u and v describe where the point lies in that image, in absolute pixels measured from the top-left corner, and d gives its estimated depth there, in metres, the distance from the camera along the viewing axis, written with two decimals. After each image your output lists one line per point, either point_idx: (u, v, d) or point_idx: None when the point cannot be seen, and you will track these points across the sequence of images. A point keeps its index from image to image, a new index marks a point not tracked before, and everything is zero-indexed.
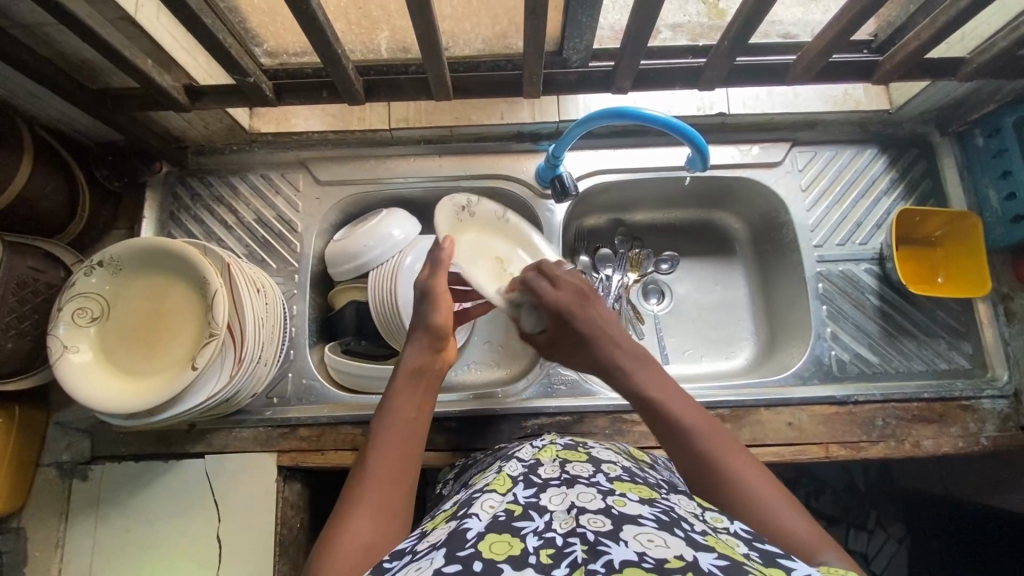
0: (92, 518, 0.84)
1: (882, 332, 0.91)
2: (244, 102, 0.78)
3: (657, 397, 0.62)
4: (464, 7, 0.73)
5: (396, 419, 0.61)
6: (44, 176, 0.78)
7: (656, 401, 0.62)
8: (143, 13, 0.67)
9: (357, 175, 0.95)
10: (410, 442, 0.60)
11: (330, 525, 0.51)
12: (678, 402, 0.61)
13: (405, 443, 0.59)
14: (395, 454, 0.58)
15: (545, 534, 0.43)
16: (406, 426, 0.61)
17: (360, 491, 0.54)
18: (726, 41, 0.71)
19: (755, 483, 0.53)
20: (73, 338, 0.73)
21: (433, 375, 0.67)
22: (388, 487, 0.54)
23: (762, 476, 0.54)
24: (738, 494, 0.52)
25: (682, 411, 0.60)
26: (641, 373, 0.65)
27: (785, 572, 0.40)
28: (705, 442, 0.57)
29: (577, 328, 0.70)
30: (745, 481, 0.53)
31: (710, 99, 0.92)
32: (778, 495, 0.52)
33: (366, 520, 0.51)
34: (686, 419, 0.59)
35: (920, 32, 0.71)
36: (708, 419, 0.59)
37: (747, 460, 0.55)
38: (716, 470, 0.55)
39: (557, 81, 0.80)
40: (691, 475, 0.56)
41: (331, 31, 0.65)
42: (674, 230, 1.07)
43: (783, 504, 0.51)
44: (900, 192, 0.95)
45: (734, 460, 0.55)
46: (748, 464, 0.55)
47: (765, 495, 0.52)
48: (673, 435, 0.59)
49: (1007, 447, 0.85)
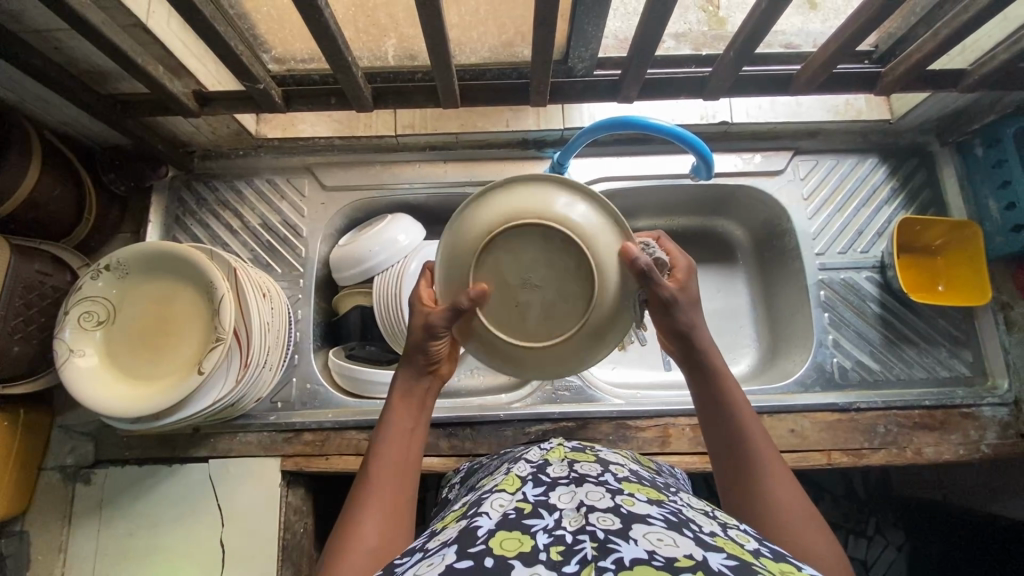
0: (94, 521, 0.84)
1: (883, 339, 0.92)
2: (254, 109, 0.78)
3: (721, 384, 0.61)
4: (471, 16, 0.74)
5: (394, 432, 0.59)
6: (51, 179, 0.79)
7: (719, 389, 0.61)
8: (156, 20, 0.67)
9: (363, 180, 0.96)
10: (411, 452, 0.58)
11: (334, 539, 0.51)
12: (738, 403, 0.60)
13: (406, 456, 0.58)
14: (394, 463, 0.57)
15: (555, 531, 0.43)
16: (406, 437, 0.59)
17: (361, 504, 0.53)
18: (731, 52, 0.72)
19: (785, 496, 0.53)
20: (80, 342, 0.73)
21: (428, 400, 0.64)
22: (391, 507, 0.54)
23: (795, 491, 0.54)
24: (766, 501, 0.53)
25: (740, 409, 0.59)
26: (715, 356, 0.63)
27: (796, 568, 0.41)
28: (749, 444, 0.57)
29: (694, 288, 0.63)
30: (775, 492, 0.53)
31: (714, 108, 0.93)
32: (804, 512, 0.52)
33: (369, 533, 0.51)
34: (739, 418, 0.58)
35: (923, 44, 0.72)
36: (760, 427, 0.58)
37: (785, 475, 0.55)
38: (749, 473, 0.55)
39: (564, 89, 0.81)
40: (723, 469, 0.57)
41: (342, 39, 0.66)
42: (677, 236, 1.08)
43: (806, 522, 0.51)
44: (900, 201, 0.96)
45: (772, 473, 0.55)
46: (785, 476, 0.55)
47: (788, 508, 0.52)
48: (720, 429, 0.59)
49: (1007, 455, 0.85)
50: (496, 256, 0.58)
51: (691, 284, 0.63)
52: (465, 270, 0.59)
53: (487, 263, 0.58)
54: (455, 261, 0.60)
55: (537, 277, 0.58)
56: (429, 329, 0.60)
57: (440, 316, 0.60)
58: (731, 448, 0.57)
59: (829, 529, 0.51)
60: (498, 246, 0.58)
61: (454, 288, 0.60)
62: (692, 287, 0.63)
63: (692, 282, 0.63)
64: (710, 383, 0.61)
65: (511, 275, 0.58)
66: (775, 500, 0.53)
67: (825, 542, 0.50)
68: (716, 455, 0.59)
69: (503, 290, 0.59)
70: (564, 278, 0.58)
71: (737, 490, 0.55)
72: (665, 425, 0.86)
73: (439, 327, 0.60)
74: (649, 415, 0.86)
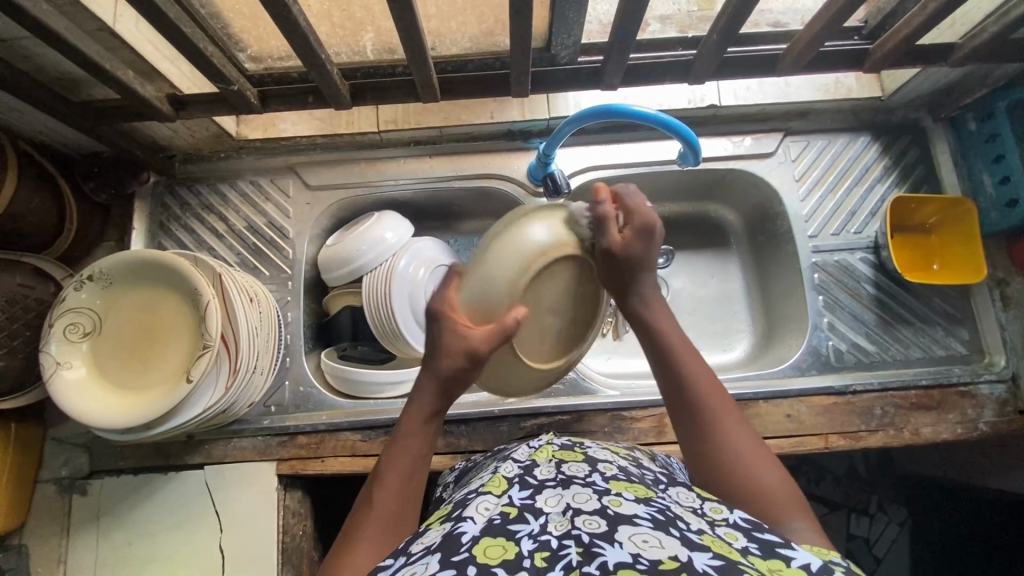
0: (92, 532, 0.84)
1: (879, 320, 0.91)
2: (229, 110, 0.77)
3: (674, 353, 0.61)
4: (449, 7, 0.72)
5: (401, 454, 0.59)
6: (29, 191, 0.77)
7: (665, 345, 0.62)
8: (123, 24, 0.66)
9: (347, 179, 0.95)
10: (416, 475, 0.58)
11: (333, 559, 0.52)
12: (688, 356, 0.61)
13: (410, 478, 0.58)
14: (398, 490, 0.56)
15: (540, 537, 0.42)
16: (413, 461, 0.59)
17: (361, 525, 0.54)
18: (715, 35, 0.70)
19: (756, 462, 0.55)
20: (67, 354, 0.73)
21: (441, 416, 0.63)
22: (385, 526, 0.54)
23: (755, 448, 0.56)
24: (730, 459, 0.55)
25: (699, 375, 0.60)
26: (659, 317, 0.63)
27: (785, 562, 0.41)
28: (712, 411, 0.58)
29: (637, 252, 0.60)
30: (747, 460, 0.55)
31: (701, 91, 0.91)
32: (774, 474, 0.54)
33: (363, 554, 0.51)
34: (689, 373, 0.60)
35: (910, 19, 0.70)
36: (711, 374, 0.61)
37: (741, 427, 0.58)
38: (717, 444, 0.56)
39: (548, 78, 0.79)
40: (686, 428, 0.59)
41: (314, 37, 0.64)
42: (669, 223, 1.07)
43: (772, 474, 0.54)
44: (893, 180, 0.94)
45: (729, 425, 0.57)
46: (752, 443, 0.56)
47: (764, 478, 0.54)
48: (682, 402, 0.59)
49: (1005, 432, 0.85)
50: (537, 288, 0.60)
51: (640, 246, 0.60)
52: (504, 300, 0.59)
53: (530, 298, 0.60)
54: (500, 274, 0.58)
55: (563, 305, 0.63)
56: (473, 357, 0.59)
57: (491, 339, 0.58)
58: (695, 416, 0.58)
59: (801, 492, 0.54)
60: (547, 271, 0.59)
61: (490, 311, 0.59)
62: (638, 248, 0.60)
63: (638, 245, 0.60)
64: (662, 355, 0.61)
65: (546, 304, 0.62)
66: (750, 470, 0.54)
67: (782, 487, 0.54)
68: (681, 429, 0.59)
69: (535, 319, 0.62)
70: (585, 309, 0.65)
71: (707, 462, 0.56)
72: (660, 415, 0.85)
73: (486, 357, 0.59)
74: (644, 405, 0.86)
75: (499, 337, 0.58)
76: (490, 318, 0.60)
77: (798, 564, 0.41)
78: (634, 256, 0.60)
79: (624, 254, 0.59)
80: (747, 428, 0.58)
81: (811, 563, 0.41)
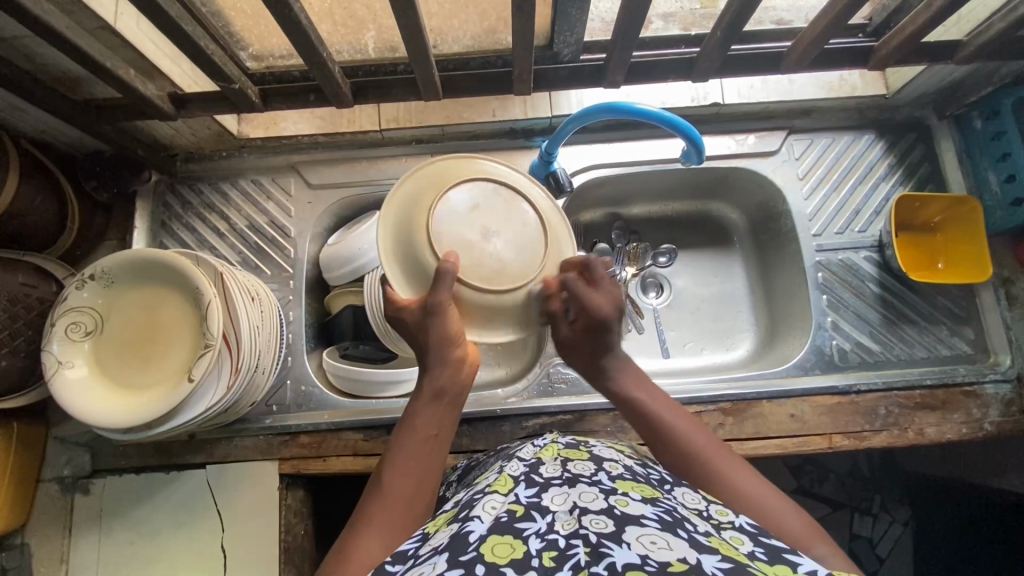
0: (96, 531, 0.84)
1: (883, 319, 0.90)
2: (231, 109, 0.77)
3: (655, 410, 0.62)
4: (451, 4, 0.71)
5: (412, 436, 0.59)
6: (31, 190, 0.77)
7: (642, 403, 0.63)
8: (124, 22, 0.65)
9: (350, 177, 0.94)
10: (429, 459, 0.58)
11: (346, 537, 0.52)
12: (667, 409, 0.63)
13: (422, 462, 0.58)
14: (411, 472, 0.56)
15: (547, 536, 0.42)
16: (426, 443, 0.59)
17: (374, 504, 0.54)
18: (719, 32, 0.70)
19: (760, 494, 0.54)
20: (69, 354, 0.73)
21: (455, 395, 0.63)
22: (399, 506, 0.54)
23: (755, 479, 0.56)
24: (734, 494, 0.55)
25: (682, 425, 0.61)
26: (631, 381, 0.65)
27: (790, 568, 0.40)
28: (705, 454, 0.58)
29: (590, 341, 0.65)
30: (751, 493, 0.54)
31: (705, 89, 0.91)
32: (779, 501, 0.54)
33: (375, 533, 0.51)
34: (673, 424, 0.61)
35: (916, 16, 0.70)
36: (695, 422, 0.62)
37: (738, 464, 0.58)
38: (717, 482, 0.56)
39: (549, 76, 0.79)
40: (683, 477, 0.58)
41: (315, 34, 0.64)
42: (672, 222, 1.06)
43: (780, 506, 0.54)
44: (898, 178, 0.94)
45: (725, 464, 0.57)
46: (750, 476, 0.56)
47: (771, 508, 0.53)
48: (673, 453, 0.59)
49: (1010, 432, 0.84)
50: (445, 224, 0.58)
51: (594, 335, 0.65)
52: (425, 252, 0.58)
53: (443, 235, 0.58)
54: (408, 238, 0.59)
55: (490, 225, 0.58)
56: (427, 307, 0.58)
57: (444, 289, 0.57)
58: (689, 461, 0.58)
59: (809, 516, 0.54)
60: (442, 211, 0.59)
61: (424, 271, 0.59)
62: (594, 339, 0.65)
63: (596, 336, 0.65)
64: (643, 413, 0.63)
65: (467, 231, 0.58)
66: (756, 502, 0.54)
67: (790, 513, 0.53)
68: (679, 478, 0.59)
69: (468, 249, 0.58)
70: (516, 215, 0.60)
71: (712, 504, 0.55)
72: None
73: (435, 302, 0.57)
74: None
75: (450, 282, 0.56)
76: (427, 278, 0.59)
77: (802, 570, 0.40)
78: (591, 343, 0.65)
79: (581, 342, 0.66)
80: (743, 463, 0.58)
81: (816, 570, 0.40)
